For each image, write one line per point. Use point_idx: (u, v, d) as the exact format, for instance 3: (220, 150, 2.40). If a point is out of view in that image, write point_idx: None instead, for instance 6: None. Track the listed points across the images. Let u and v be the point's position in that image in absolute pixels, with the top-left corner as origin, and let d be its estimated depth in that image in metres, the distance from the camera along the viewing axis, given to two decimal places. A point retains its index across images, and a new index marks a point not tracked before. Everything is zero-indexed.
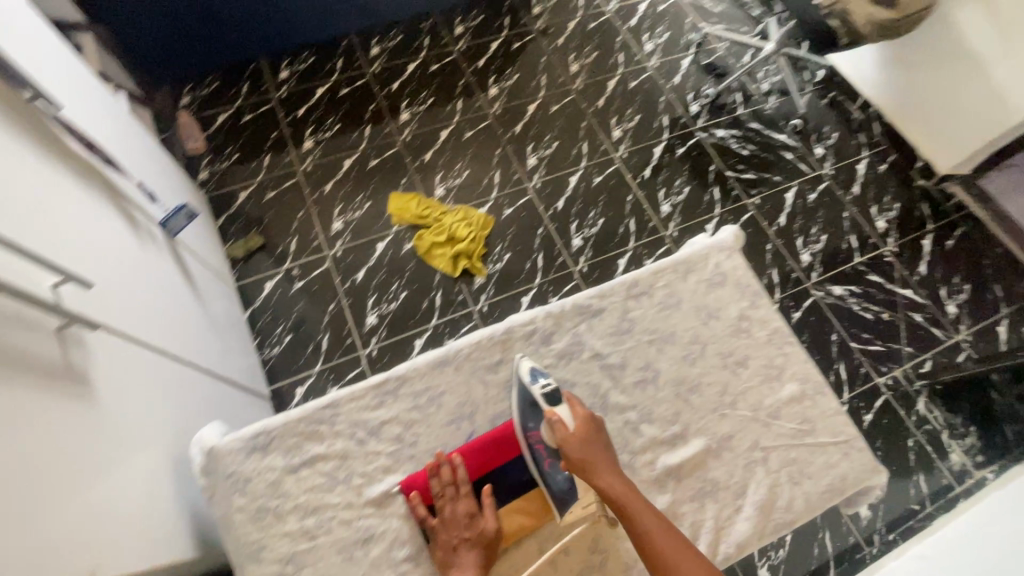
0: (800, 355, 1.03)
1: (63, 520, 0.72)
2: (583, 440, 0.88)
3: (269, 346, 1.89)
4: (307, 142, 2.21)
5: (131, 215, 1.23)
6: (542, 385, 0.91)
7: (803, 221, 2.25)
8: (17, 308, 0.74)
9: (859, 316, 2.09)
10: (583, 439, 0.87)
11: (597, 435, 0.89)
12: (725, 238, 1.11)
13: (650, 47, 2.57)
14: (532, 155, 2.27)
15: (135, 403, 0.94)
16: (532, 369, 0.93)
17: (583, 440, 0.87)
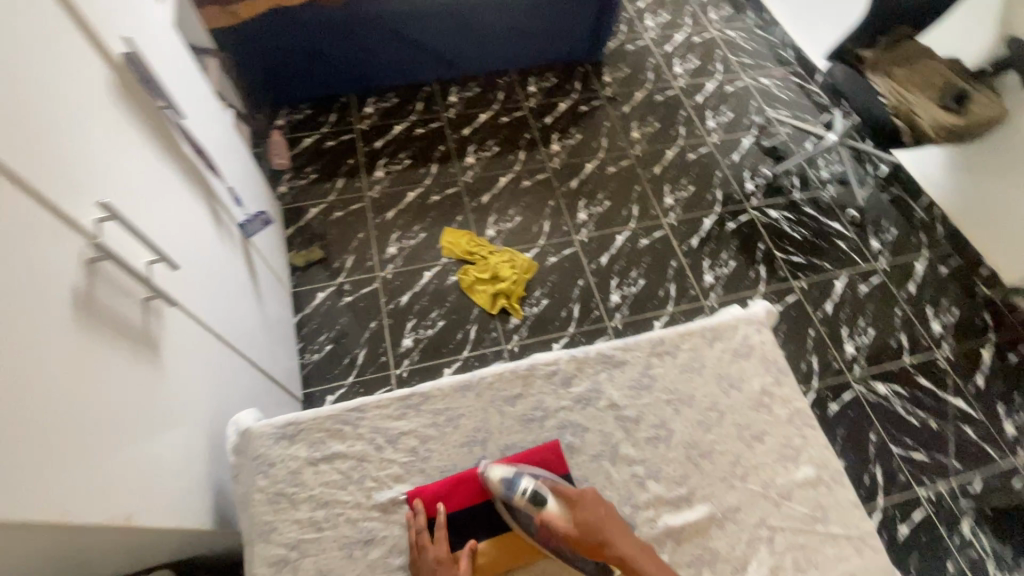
0: (819, 440, 1.02)
1: (121, 466, 0.79)
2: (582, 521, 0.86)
3: (310, 351, 2.00)
4: (379, 172, 2.40)
5: (218, 214, 1.40)
6: (523, 488, 0.88)
7: (850, 311, 2.20)
8: (117, 276, 0.87)
9: (902, 418, 1.99)
10: (580, 524, 0.85)
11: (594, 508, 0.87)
12: (756, 312, 1.14)
13: (712, 124, 2.67)
14: (583, 211, 2.37)
15: (191, 376, 1.04)
16: (504, 476, 0.91)
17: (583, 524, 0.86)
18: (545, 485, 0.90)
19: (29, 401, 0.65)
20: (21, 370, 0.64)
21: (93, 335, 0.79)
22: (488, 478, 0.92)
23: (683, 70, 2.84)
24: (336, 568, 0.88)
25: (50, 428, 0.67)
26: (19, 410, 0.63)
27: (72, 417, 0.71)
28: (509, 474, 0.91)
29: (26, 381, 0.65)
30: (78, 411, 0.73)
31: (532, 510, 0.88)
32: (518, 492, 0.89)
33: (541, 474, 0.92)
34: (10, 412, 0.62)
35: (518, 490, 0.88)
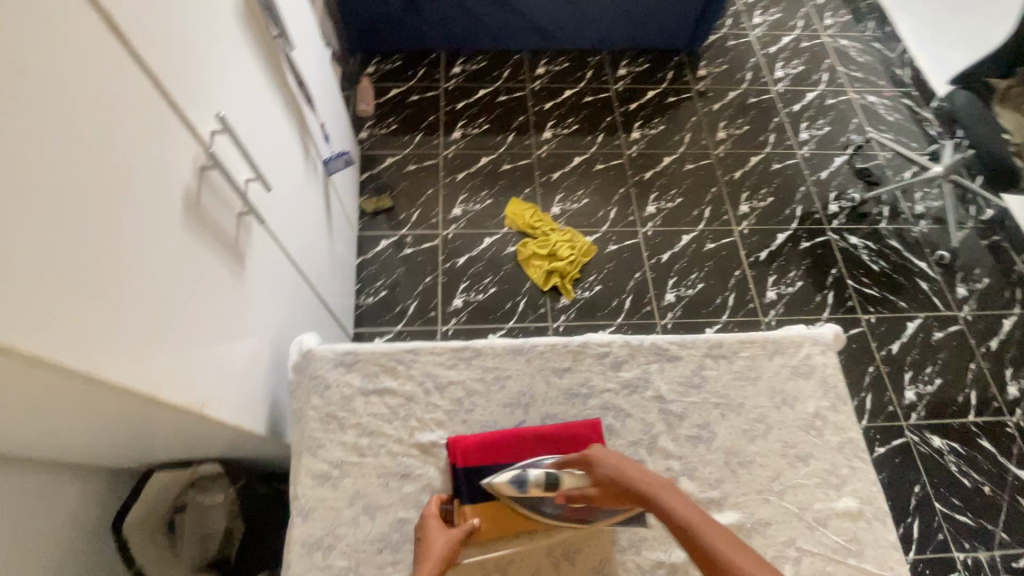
0: (868, 474, 0.98)
1: (201, 359, 0.86)
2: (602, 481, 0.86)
3: (365, 294, 2.08)
4: (456, 133, 2.43)
5: (309, 147, 1.46)
6: (531, 478, 0.90)
7: (918, 356, 2.07)
8: (221, 186, 0.94)
9: (953, 477, 1.88)
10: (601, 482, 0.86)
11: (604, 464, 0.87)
12: (825, 334, 1.10)
13: (805, 136, 2.53)
14: (652, 204, 2.32)
15: (266, 293, 1.11)
16: (512, 475, 0.91)
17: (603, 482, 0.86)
18: (552, 467, 0.92)
19: (136, 279, 0.71)
20: (133, 249, 0.71)
21: (195, 236, 0.86)
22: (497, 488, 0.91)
23: (785, 74, 2.69)
24: (372, 493, 0.94)
25: (149, 308, 0.74)
26: (127, 285, 0.70)
27: (167, 303, 0.78)
28: (515, 475, 0.92)
29: (135, 263, 0.71)
30: (172, 298, 0.79)
31: (551, 492, 0.90)
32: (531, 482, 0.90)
33: (541, 460, 0.94)
34: (120, 284, 0.68)
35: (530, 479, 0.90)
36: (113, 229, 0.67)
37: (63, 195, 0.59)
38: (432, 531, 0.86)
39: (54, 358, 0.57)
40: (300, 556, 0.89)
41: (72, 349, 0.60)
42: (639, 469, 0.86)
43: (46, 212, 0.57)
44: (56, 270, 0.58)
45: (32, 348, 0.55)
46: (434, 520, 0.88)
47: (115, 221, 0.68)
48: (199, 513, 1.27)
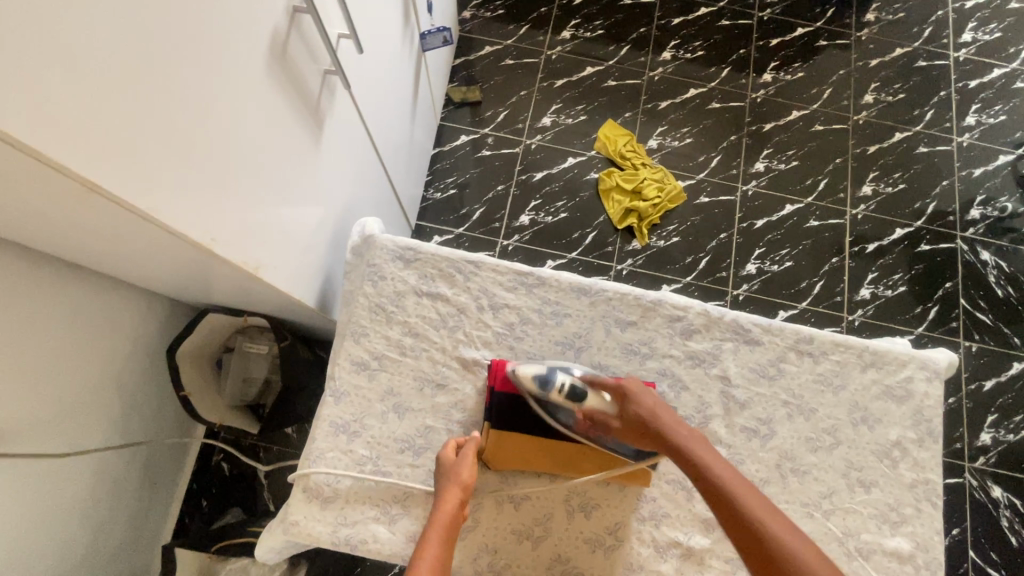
0: (931, 520, 0.89)
1: (265, 219, 0.82)
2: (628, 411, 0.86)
3: (434, 189, 2.01)
4: (566, 33, 2.17)
5: (409, 13, 1.31)
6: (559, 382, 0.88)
7: (1011, 401, 1.84)
8: (310, 36, 0.84)
9: (1001, 532, 1.73)
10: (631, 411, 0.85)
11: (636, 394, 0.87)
12: (938, 361, 0.96)
13: (972, 121, 2.11)
14: (763, 161, 2.05)
15: (339, 166, 1.05)
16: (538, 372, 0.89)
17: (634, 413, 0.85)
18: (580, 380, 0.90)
19: (208, 122, 0.66)
20: (206, 83, 0.64)
21: (275, 86, 0.78)
22: (519, 378, 0.89)
23: (974, 39, 2.19)
24: (405, 394, 0.93)
25: (217, 154, 0.69)
26: (196, 123, 0.64)
27: (237, 153, 0.72)
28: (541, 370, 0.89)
29: (210, 104, 0.66)
30: (243, 149, 0.74)
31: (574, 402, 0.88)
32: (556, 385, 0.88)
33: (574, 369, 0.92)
34: (191, 124, 0.63)
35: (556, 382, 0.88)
36: (185, 56, 0.60)
37: (130, 5, 0.52)
38: (463, 462, 0.84)
39: (104, 186, 0.54)
40: (325, 435, 0.90)
41: (127, 180, 0.56)
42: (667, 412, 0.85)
43: (108, 20, 0.50)
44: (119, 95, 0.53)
45: (80, 170, 0.51)
46: (468, 451, 0.86)
47: (188, 48, 0.61)
48: (244, 358, 1.37)
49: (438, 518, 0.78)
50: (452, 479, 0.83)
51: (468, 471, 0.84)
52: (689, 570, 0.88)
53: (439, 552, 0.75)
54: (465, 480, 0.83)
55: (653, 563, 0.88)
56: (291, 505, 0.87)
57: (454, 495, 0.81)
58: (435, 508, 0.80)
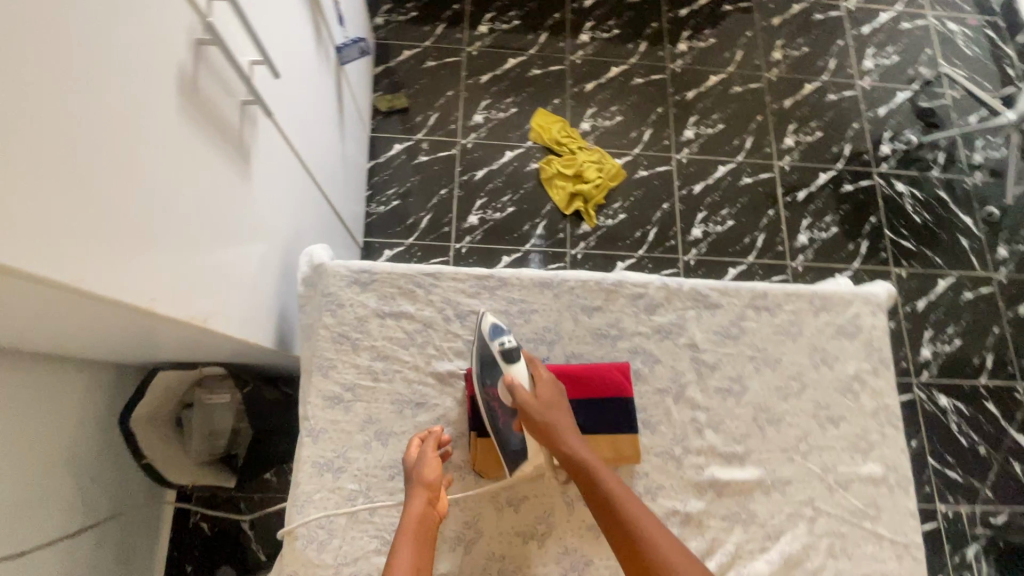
0: (896, 442, 0.97)
1: (204, 266, 0.77)
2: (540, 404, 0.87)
3: (376, 203, 1.96)
4: (483, 27, 2.16)
5: (320, 28, 1.26)
6: (502, 341, 0.88)
7: (942, 316, 2.00)
8: (219, 67, 0.79)
9: (952, 436, 1.89)
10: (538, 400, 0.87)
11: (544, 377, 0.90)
12: (877, 293, 1.03)
13: (869, 64, 2.26)
14: (690, 128, 2.12)
15: (272, 196, 1.00)
16: (492, 324, 0.90)
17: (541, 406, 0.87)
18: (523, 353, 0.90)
19: (130, 178, 0.62)
20: (115, 137, 0.59)
21: (194, 126, 0.74)
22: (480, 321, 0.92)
23: None
24: (385, 419, 0.91)
25: (139, 206, 0.63)
26: (114, 181, 0.59)
27: (162, 203, 0.67)
28: (499, 325, 0.91)
29: (129, 158, 0.61)
30: (170, 197, 0.69)
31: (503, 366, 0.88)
32: (496, 346, 0.89)
33: (524, 346, 0.92)
34: (113, 184, 0.59)
35: (497, 340, 0.88)
36: (93, 112, 0.56)
37: (30, 70, 0.48)
38: (426, 463, 0.84)
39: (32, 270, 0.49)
40: (309, 477, 0.87)
41: (57, 259, 0.52)
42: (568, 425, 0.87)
43: (11, 91, 0.46)
44: (35, 172, 0.49)
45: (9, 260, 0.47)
46: (430, 450, 0.86)
47: (97, 106, 0.56)
48: (206, 412, 1.29)
49: (407, 522, 0.79)
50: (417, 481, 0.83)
51: (431, 470, 0.84)
52: (691, 534, 0.90)
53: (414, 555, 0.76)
54: (430, 481, 0.83)
55: None
56: (287, 555, 0.84)
57: (423, 497, 0.81)
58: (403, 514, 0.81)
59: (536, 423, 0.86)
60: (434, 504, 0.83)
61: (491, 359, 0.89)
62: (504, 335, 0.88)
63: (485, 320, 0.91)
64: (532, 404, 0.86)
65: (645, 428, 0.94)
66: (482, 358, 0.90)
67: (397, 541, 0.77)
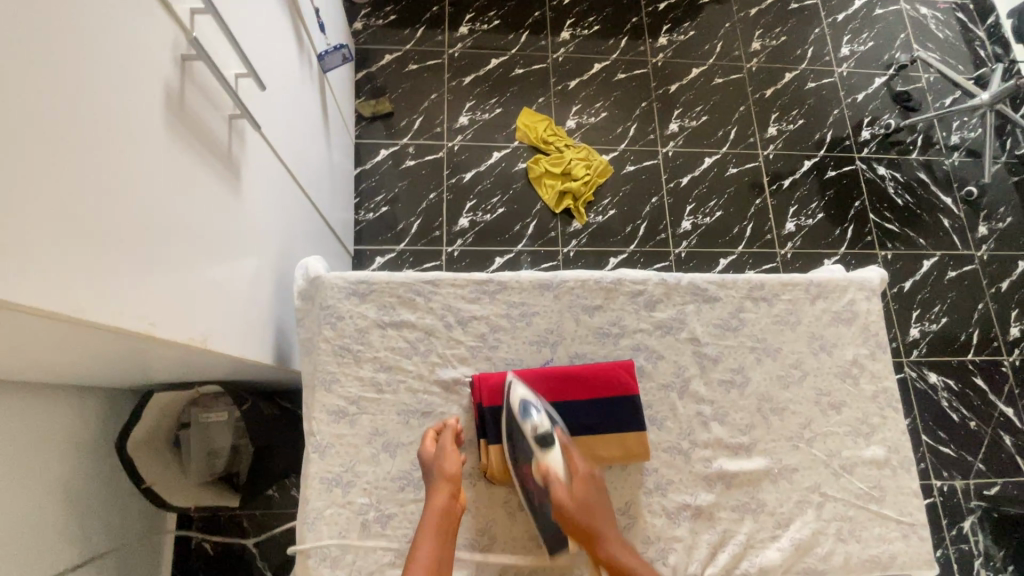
0: (897, 424, 0.98)
1: (200, 285, 0.76)
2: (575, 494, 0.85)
3: (365, 210, 1.94)
4: (463, 29, 2.15)
5: (301, 36, 1.23)
6: (535, 423, 0.86)
7: (928, 296, 2.04)
8: (205, 82, 0.78)
9: (943, 412, 1.93)
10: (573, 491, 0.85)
11: (579, 462, 0.88)
12: (870, 278, 1.04)
13: (846, 51, 2.29)
14: (675, 122, 2.13)
15: (263, 209, 0.98)
16: (525, 402, 0.87)
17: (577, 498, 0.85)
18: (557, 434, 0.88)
19: (124, 201, 0.60)
20: (107, 161, 0.58)
21: (183, 144, 0.72)
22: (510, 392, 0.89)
23: None
24: (392, 431, 0.90)
25: (135, 229, 0.62)
26: (108, 205, 0.58)
27: (157, 224, 0.66)
28: (531, 401, 0.88)
29: (122, 181, 0.60)
30: (164, 219, 0.68)
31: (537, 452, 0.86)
32: (528, 427, 0.86)
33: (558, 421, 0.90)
34: (108, 209, 0.58)
35: (530, 423, 0.86)
36: (84, 136, 0.55)
37: (22, 97, 0.47)
38: (444, 456, 0.85)
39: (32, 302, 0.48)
40: (318, 493, 0.86)
41: (57, 289, 0.51)
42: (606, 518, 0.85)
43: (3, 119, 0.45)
44: (31, 201, 0.48)
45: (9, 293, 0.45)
46: (448, 444, 0.86)
47: (87, 129, 0.55)
48: (205, 431, 1.27)
49: (429, 518, 0.80)
50: (438, 475, 0.84)
51: (451, 464, 0.84)
52: (702, 527, 0.91)
53: (433, 556, 0.77)
54: (451, 474, 0.83)
55: (669, 530, 0.90)
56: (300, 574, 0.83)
57: (444, 493, 0.82)
58: (427, 506, 0.83)
59: (578, 525, 0.84)
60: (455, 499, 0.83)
61: (525, 441, 0.87)
62: (536, 417, 0.85)
63: (517, 397, 0.88)
64: (570, 502, 0.84)
65: (651, 424, 0.95)
66: (514, 438, 0.88)
67: (420, 536, 0.80)
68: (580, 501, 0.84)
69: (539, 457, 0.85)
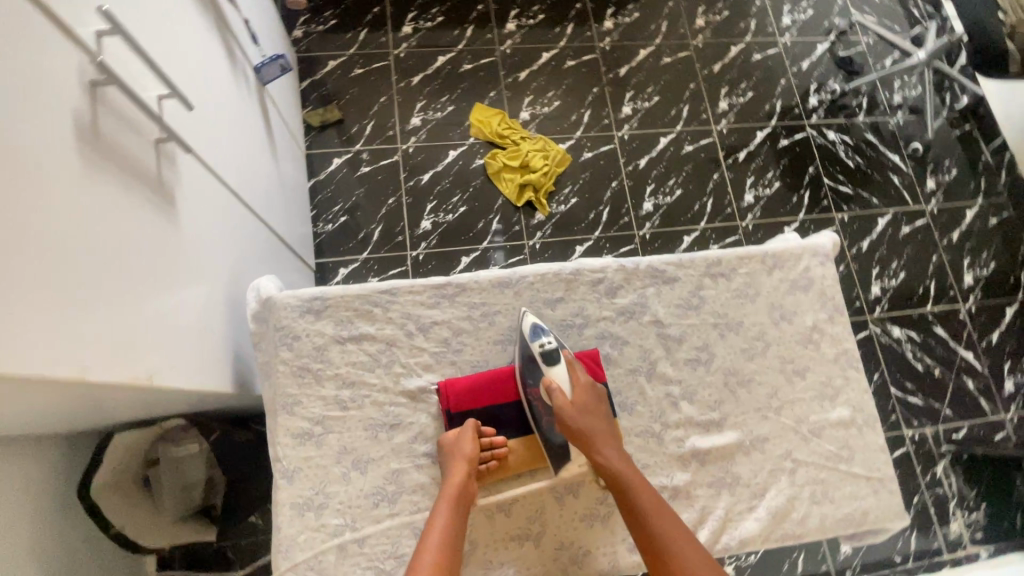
0: (860, 383, 1.01)
1: (140, 321, 0.72)
2: (580, 410, 0.88)
3: (323, 221, 1.90)
4: (407, 28, 2.11)
5: (232, 48, 1.18)
6: (542, 343, 0.88)
7: (886, 253, 2.10)
8: (123, 107, 0.74)
9: (908, 363, 1.99)
10: (578, 406, 0.88)
11: (584, 378, 0.90)
12: (823, 243, 1.06)
13: (788, 21, 2.33)
14: (628, 105, 2.14)
15: (206, 233, 0.94)
16: (532, 325, 0.90)
17: (578, 412, 0.88)
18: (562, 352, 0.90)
19: (40, 243, 0.57)
20: (15, 203, 0.54)
21: (104, 175, 0.69)
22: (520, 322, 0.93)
23: None
24: (360, 447, 0.88)
25: (54, 271, 0.58)
26: (24, 250, 0.54)
27: (81, 262, 0.62)
28: (539, 324, 0.91)
29: (34, 222, 0.56)
30: (91, 257, 0.64)
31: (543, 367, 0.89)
32: (535, 348, 0.89)
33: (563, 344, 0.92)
34: (21, 253, 0.54)
35: (537, 343, 0.89)
36: None
37: None
38: (464, 439, 0.87)
39: None
40: (290, 519, 0.84)
41: None
42: (606, 432, 0.88)
43: None
44: None
45: None
46: (470, 428, 0.88)
47: None
48: (175, 467, 1.21)
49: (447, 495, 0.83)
50: (457, 456, 0.86)
51: (470, 446, 0.87)
52: (682, 507, 0.92)
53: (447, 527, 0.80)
54: (469, 455, 0.86)
55: None
56: None
57: (461, 472, 0.84)
58: (445, 483, 0.85)
59: (576, 433, 0.87)
60: (473, 479, 0.86)
61: (531, 361, 0.90)
62: (543, 338, 0.88)
63: (526, 322, 0.91)
64: (571, 415, 0.87)
65: (622, 410, 0.95)
66: (523, 360, 0.91)
67: (436, 508, 0.83)
68: (579, 416, 0.86)
69: (544, 373, 0.88)
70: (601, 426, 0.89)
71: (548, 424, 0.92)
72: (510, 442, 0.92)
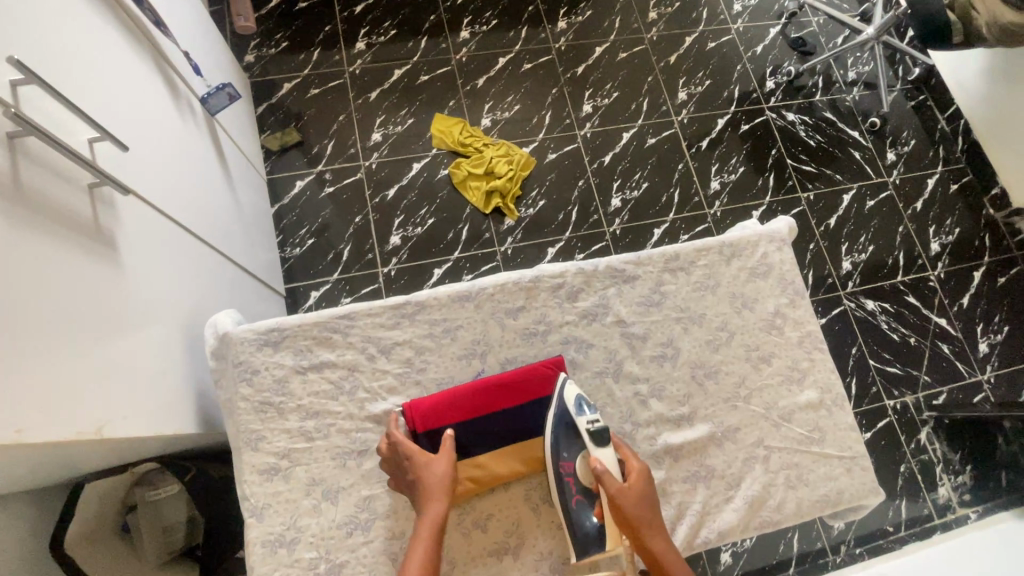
0: (826, 364, 1.02)
1: (80, 373, 0.70)
2: (633, 495, 0.84)
3: (291, 246, 1.88)
4: (360, 44, 2.10)
5: (173, 83, 1.17)
6: (588, 419, 0.87)
7: (853, 228, 2.13)
8: (49, 156, 0.72)
9: (884, 334, 2.02)
10: (627, 488, 0.84)
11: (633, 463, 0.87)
12: (779, 228, 1.07)
13: (739, 7, 2.35)
14: (588, 102, 2.15)
15: (157, 273, 0.93)
16: (578, 399, 0.89)
17: (628, 493, 0.84)
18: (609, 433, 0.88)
19: None
20: None
21: (32, 229, 0.67)
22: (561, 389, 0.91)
23: None
24: (329, 477, 0.88)
25: None
26: None
27: (12, 321, 0.61)
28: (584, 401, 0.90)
29: None
30: (24, 314, 0.63)
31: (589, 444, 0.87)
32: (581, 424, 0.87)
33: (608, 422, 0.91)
34: None
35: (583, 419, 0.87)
36: None
37: None
38: (437, 462, 0.85)
39: None
40: (263, 557, 0.83)
41: None
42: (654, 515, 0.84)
43: None
44: None
45: None
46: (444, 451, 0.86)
47: None
48: (154, 509, 1.21)
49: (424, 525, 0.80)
50: (432, 482, 0.84)
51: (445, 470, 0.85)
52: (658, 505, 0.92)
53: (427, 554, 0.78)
54: (445, 480, 0.84)
55: None
56: None
57: (439, 499, 0.82)
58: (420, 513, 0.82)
59: (623, 516, 0.83)
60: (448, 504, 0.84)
61: (572, 434, 0.88)
62: (589, 414, 0.87)
63: (570, 394, 0.90)
64: (620, 496, 0.84)
65: None
66: (560, 431, 0.89)
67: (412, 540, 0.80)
68: (633, 499, 0.82)
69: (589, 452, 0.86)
70: (646, 512, 0.84)
71: (579, 506, 0.88)
72: (480, 457, 0.92)
